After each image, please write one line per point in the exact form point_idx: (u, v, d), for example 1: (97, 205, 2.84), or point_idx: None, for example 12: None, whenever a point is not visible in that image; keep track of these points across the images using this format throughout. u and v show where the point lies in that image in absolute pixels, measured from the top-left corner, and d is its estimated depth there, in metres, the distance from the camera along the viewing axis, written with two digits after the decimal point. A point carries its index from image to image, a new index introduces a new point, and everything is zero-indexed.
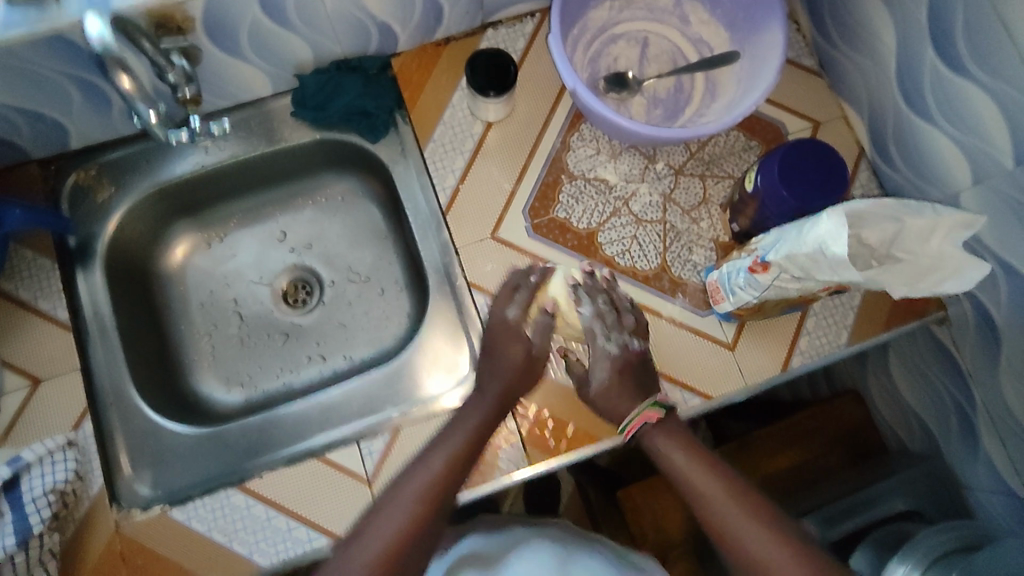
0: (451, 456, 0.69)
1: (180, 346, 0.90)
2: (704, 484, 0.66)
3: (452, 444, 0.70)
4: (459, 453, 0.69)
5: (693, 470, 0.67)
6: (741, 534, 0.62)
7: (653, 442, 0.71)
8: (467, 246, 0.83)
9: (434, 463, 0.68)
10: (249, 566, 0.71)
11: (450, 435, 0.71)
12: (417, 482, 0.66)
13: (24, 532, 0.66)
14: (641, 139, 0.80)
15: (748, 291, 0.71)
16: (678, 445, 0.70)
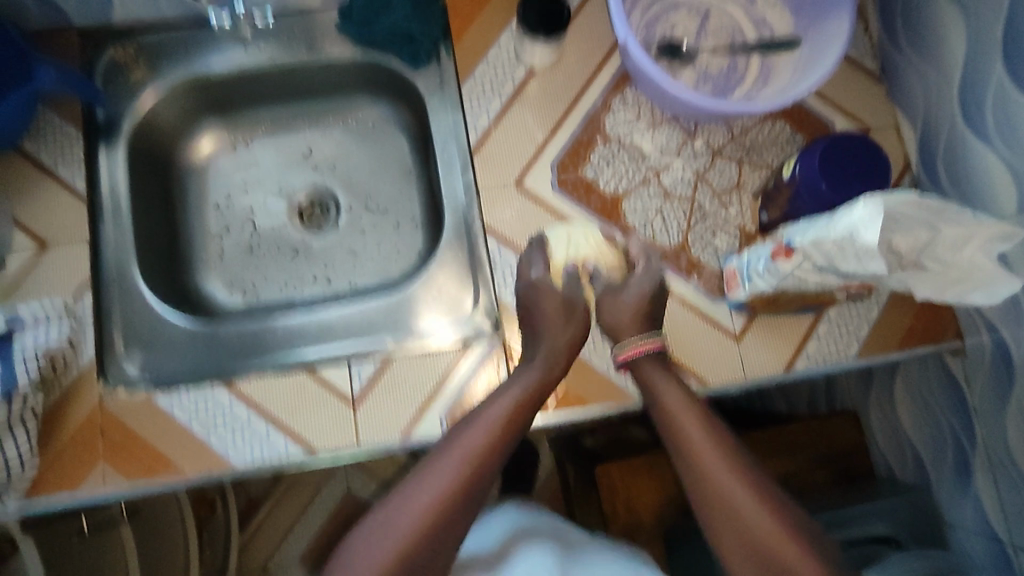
0: (475, 445, 0.66)
1: (190, 241, 0.90)
2: (693, 435, 0.67)
3: (481, 429, 0.67)
4: (494, 427, 0.68)
5: (682, 419, 0.69)
6: (718, 487, 0.64)
7: (645, 373, 0.72)
8: (489, 190, 0.82)
9: (465, 451, 0.66)
10: (223, 463, 0.72)
11: (489, 411, 0.69)
12: (450, 460, 0.65)
13: (9, 387, 0.67)
14: (683, 106, 0.78)
15: (766, 279, 0.69)
16: (672, 387, 0.71)
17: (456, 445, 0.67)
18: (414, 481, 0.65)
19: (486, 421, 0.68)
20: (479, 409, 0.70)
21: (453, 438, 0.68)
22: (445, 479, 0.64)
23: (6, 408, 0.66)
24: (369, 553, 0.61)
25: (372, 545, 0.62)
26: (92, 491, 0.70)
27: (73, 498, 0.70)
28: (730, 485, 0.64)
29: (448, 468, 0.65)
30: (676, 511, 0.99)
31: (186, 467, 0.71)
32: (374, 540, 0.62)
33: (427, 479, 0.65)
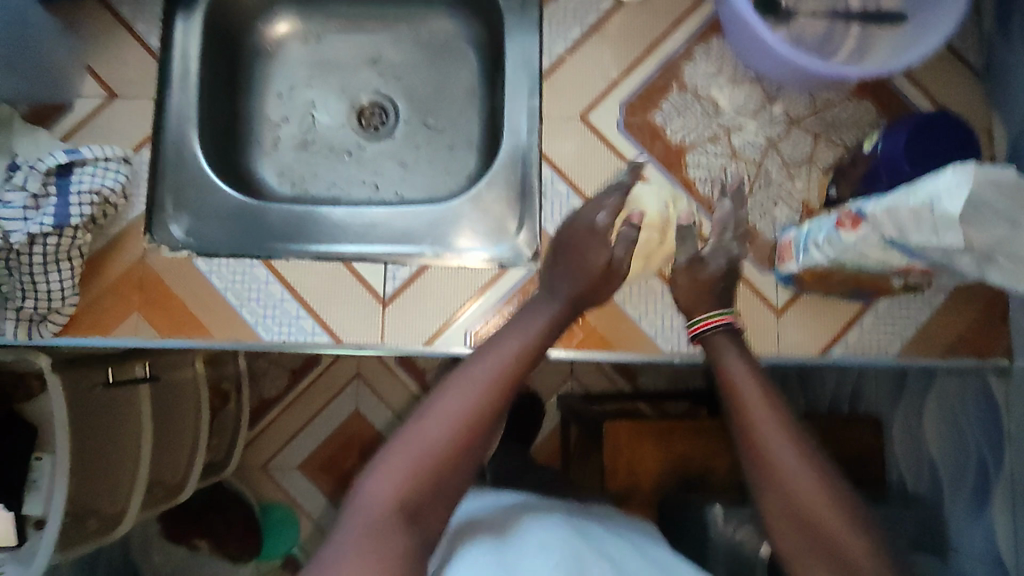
0: (495, 370, 0.64)
1: (248, 124, 0.91)
2: (757, 405, 0.64)
3: (503, 355, 0.65)
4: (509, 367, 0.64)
5: (749, 390, 0.65)
6: (783, 458, 0.60)
7: (715, 344, 0.70)
8: (553, 119, 0.80)
9: (486, 376, 0.63)
10: (250, 335, 0.73)
11: (503, 350, 0.66)
12: (462, 392, 0.62)
13: (61, 219, 0.68)
14: (777, 62, 0.75)
15: (823, 251, 0.67)
16: (738, 354, 0.69)
17: (469, 377, 0.63)
18: (429, 405, 0.62)
19: (501, 358, 0.65)
20: (494, 342, 0.67)
21: (464, 370, 0.64)
22: (458, 409, 0.61)
23: (57, 240, 0.68)
24: (387, 472, 0.58)
25: (389, 465, 0.59)
26: (123, 338, 0.72)
27: (105, 341, 0.72)
28: (793, 459, 0.60)
29: (464, 400, 0.61)
30: (678, 482, 0.95)
31: (216, 333, 0.73)
32: (394, 460, 0.59)
33: (448, 401, 0.61)
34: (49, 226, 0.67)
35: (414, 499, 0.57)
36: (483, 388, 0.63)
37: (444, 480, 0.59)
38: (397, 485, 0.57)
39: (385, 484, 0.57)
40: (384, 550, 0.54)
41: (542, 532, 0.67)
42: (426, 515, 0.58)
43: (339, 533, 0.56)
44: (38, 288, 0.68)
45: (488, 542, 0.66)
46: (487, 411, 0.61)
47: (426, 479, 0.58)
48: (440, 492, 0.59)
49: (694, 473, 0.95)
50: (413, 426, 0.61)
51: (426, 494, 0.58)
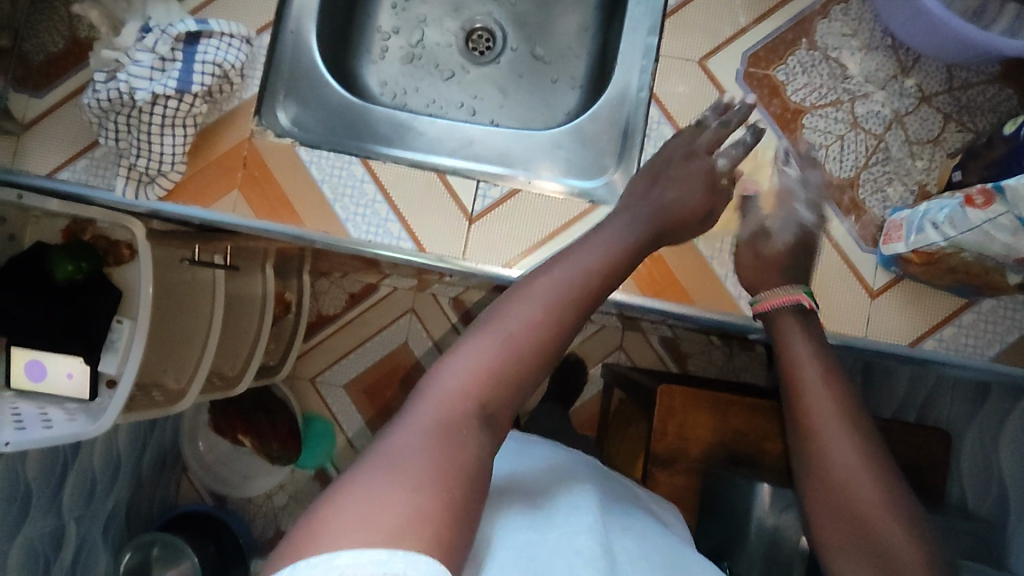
0: (579, 273, 0.60)
1: (361, 31, 0.91)
2: (813, 380, 0.65)
3: (585, 261, 0.62)
4: (590, 275, 0.61)
5: (811, 373, 0.65)
6: (837, 454, 0.60)
7: (780, 325, 0.70)
8: (670, 59, 0.77)
9: (568, 276, 0.60)
10: (340, 230, 0.75)
11: (582, 259, 0.62)
12: (543, 291, 0.58)
13: (184, 84, 0.71)
14: (933, 27, 0.71)
15: (943, 230, 0.64)
16: (805, 336, 0.68)
17: (550, 277, 0.60)
18: (506, 303, 0.58)
19: (582, 265, 0.61)
20: (573, 250, 0.64)
21: (545, 271, 0.61)
22: (537, 310, 0.56)
23: (175, 104, 0.72)
24: (462, 364, 0.53)
25: (464, 357, 0.54)
26: (220, 212, 0.75)
27: (203, 212, 0.75)
28: (846, 453, 0.60)
29: (546, 302, 0.57)
30: (724, 456, 0.90)
31: (307, 221, 0.75)
32: (471, 354, 0.54)
33: (528, 295, 0.57)
34: (171, 89, 0.71)
35: (488, 398, 0.52)
36: (568, 287, 0.59)
37: (517, 380, 0.54)
38: (472, 380, 0.52)
39: (459, 377, 0.52)
40: (453, 449, 0.48)
41: (577, 497, 0.59)
42: (497, 416, 0.53)
43: (404, 421, 0.50)
44: (153, 149, 0.73)
45: (520, 508, 0.56)
46: (566, 317, 0.57)
47: (502, 376, 0.53)
48: (511, 393, 0.54)
49: (744, 449, 0.89)
50: (490, 322, 0.56)
51: (500, 391, 0.53)
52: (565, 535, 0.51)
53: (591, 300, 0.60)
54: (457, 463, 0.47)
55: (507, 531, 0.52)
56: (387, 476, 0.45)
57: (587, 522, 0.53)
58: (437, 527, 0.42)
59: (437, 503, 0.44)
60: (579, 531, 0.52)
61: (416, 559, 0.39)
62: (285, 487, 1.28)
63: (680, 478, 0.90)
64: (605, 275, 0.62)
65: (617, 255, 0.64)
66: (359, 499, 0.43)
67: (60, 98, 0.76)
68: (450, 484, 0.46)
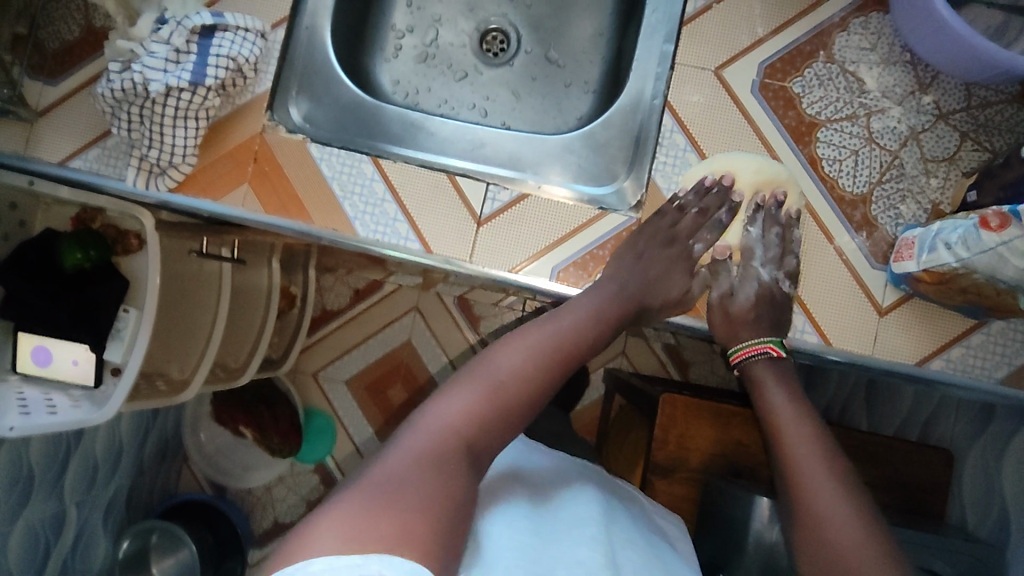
0: (559, 332, 0.65)
1: (376, 29, 0.91)
2: (789, 417, 0.70)
3: (566, 321, 0.67)
4: (571, 336, 0.65)
5: (786, 414, 0.71)
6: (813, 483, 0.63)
7: (754, 373, 0.76)
8: (685, 67, 0.77)
9: (549, 335, 0.65)
10: (348, 229, 0.75)
11: (564, 321, 0.67)
12: (528, 347, 0.62)
13: (198, 78, 0.71)
14: (955, 46, 0.70)
15: (955, 251, 0.64)
16: (778, 382, 0.74)
17: (534, 334, 0.64)
18: (494, 355, 0.61)
19: (562, 326, 0.66)
20: (556, 313, 0.68)
21: (530, 330, 0.65)
22: (523, 362, 0.61)
23: (189, 96, 0.72)
24: (452, 404, 0.56)
25: (452, 399, 0.57)
26: (229, 206, 0.75)
27: (212, 204, 0.75)
28: (821, 479, 0.63)
29: (530, 356, 0.61)
30: (725, 467, 0.89)
31: (315, 219, 0.75)
32: (461, 397, 0.57)
33: (512, 349, 0.62)
34: (185, 82, 0.71)
35: (475, 438, 0.54)
36: (548, 346, 0.63)
37: (503, 427, 0.57)
38: (461, 419, 0.55)
39: (449, 416, 0.55)
40: (442, 479, 0.49)
41: (580, 504, 0.58)
42: (482, 458, 0.54)
43: (393, 451, 0.52)
44: (165, 140, 0.73)
45: (520, 502, 0.58)
46: (548, 373, 0.61)
47: (489, 418, 0.56)
48: (497, 437, 0.56)
49: (746, 463, 0.89)
50: (479, 370, 0.60)
51: (487, 434, 0.55)
52: (566, 547, 0.51)
53: (570, 360, 0.64)
54: (444, 492, 0.48)
55: (506, 534, 0.52)
56: (375, 498, 0.46)
57: (589, 533, 0.53)
58: (425, 544, 0.43)
59: (425, 523, 0.45)
60: (581, 542, 0.52)
61: (392, 560, 0.40)
62: (284, 480, 1.28)
63: (679, 487, 0.89)
64: (584, 341, 0.67)
65: (595, 320, 0.69)
66: (346, 517, 0.44)
67: (75, 86, 0.76)
68: (438, 510, 0.47)
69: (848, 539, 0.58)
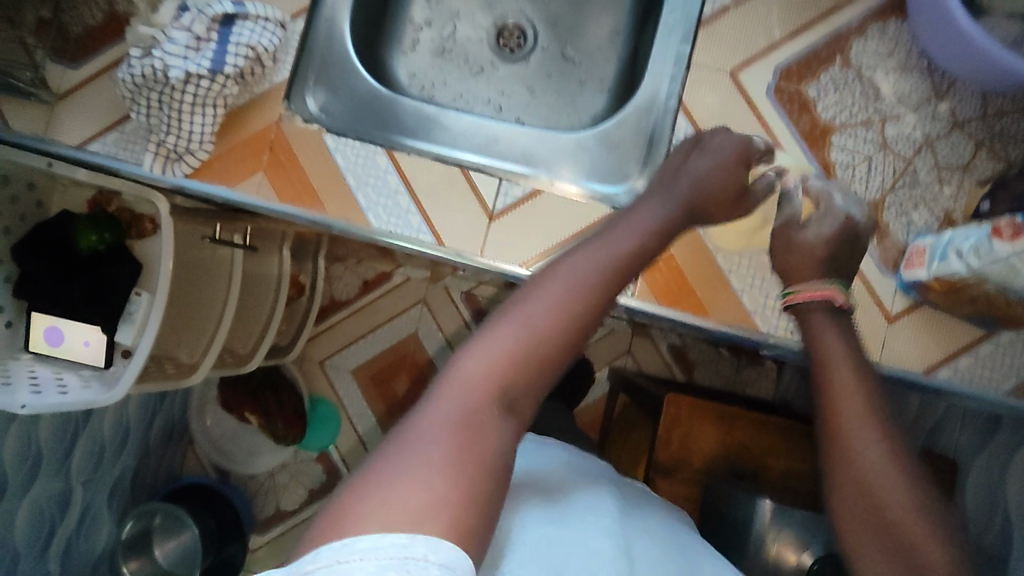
0: (608, 257, 0.58)
1: (394, 22, 0.92)
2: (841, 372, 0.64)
3: (614, 245, 0.60)
4: (619, 259, 0.59)
5: (839, 367, 0.64)
6: (861, 450, 0.58)
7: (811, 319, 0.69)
8: (701, 68, 0.77)
9: (597, 261, 0.58)
10: (361, 219, 0.75)
11: (611, 243, 0.60)
12: (569, 273, 0.56)
13: (217, 65, 0.73)
14: (973, 56, 0.71)
15: (967, 260, 0.64)
16: (834, 331, 0.68)
17: (580, 260, 0.57)
18: (531, 285, 0.56)
19: (611, 251, 0.59)
20: (604, 234, 0.61)
21: (574, 253, 0.59)
22: (563, 293, 0.54)
23: (207, 83, 0.73)
24: (489, 348, 0.51)
25: (490, 341, 0.52)
26: (244, 193, 0.75)
27: (227, 191, 0.75)
28: (872, 448, 0.58)
29: (573, 285, 0.55)
30: (727, 468, 0.88)
31: (329, 209, 0.75)
32: (494, 337, 0.52)
33: (557, 278, 0.55)
34: (204, 69, 0.72)
35: (511, 380, 0.50)
36: (596, 273, 0.57)
37: (542, 364, 0.52)
38: (495, 363, 0.51)
39: (481, 359, 0.51)
40: (473, 440, 0.47)
41: (592, 492, 0.60)
42: (519, 400, 0.51)
43: (425, 408, 0.49)
44: (182, 126, 0.74)
45: (542, 499, 0.57)
46: (598, 300, 0.55)
47: (526, 358, 0.51)
48: (536, 376, 0.52)
49: (747, 464, 0.88)
50: (515, 303, 0.55)
51: (523, 375, 0.51)
52: (586, 535, 0.53)
53: (622, 283, 0.58)
54: (474, 452, 0.46)
55: (527, 525, 0.53)
56: (406, 465, 0.44)
57: (605, 524, 0.55)
58: (453, 518, 0.42)
59: (454, 494, 0.44)
60: (599, 532, 0.54)
61: (438, 547, 0.41)
62: (287, 466, 1.30)
63: (681, 488, 0.88)
64: (633, 256, 0.60)
65: (646, 241, 0.63)
66: (382, 487, 0.43)
67: (95, 70, 0.77)
68: (467, 475, 0.45)
69: (896, 506, 0.54)
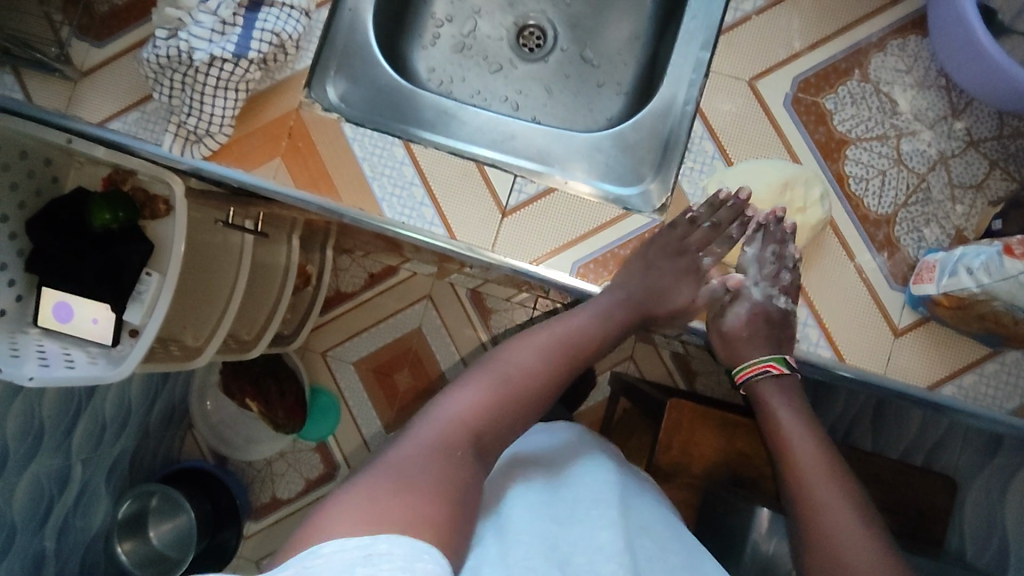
0: (568, 335, 0.69)
1: (416, 16, 0.93)
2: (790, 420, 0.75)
3: (574, 325, 0.70)
4: (578, 340, 0.69)
5: (788, 421, 0.75)
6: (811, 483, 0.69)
7: (766, 382, 0.79)
8: (720, 75, 0.77)
9: (558, 339, 0.68)
10: (375, 209, 0.76)
11: (571, 323, 0.71)
12: (540, 346, 0.66)
13: (242, 50, 0.73)
14: (987, 80, 0.72)
15: (977, 276, 0.65)
16: (779, 391, 0.77)
17: (544, 337, 0.68)
18: (506, 353, 0.64)
19: (570, 330, 0.70)
20: (566, 314, 0.72)
21: (541, 330, 0.69)
22: (535, 362, 0.64)
23: (231, 68, 0.73)
24: (466, 396, 0.58)
25: (466, 391, 0.59)
26: (261, 178, 0.76)
27: (243, 175, 0.76)
28: (818, 479, 0.69)
29: (541, 357, 0.65)
30: (726, 476, 0.88)
31: (344, 197, 0.76)
32: (474, 391, 0.59)
33: (524, 349, 0.65)
34: (228, 53, 0.72)
35: (487, 429, 0.57)
36: (557, 348, 0.67)
37: (512, 420, 0.60)
38: (474, 413, 0.57)
39: (462, 409, 0.57)
40: (452, 469, 0.52)
41: (597, 482, 0.60)
42: (491, 449, 0.57)
43: (407, 442, 0.54)
44: (203, 109, 0.74)
45: (541, 497, 0.58)
46: (557, 373, 0.65)
47: (501, 413, 0.59)
48: (506, 430, 0.59)
49: (746, 472, 0.88)
50: (493, 365, 0.63)
51: (498, 426, 0.58)
52: (586, 530, 0.53)
53: (576, 362, 0.68)
54: (456, 479, 0.51)
55: (522, 515, 0.55)
56: (396, 485, 0.48)
57: (607, 516, 0.54)
58: (436, 529, 0.46)
59: (436, 512, 0.47)
60: (600, 527, 0.53)
61: (400, 540, 0.43)
62: (285, 455, 1.30)
63: (680, 492, 0.88)
64: (589, 340, 0.71)
65: (602, 326, 0.72)
66: (373, 501, 0.46)
67: (121, 49, 0.78)
68: (448, 496, 0.49)
69: (843, 531, 0.64)
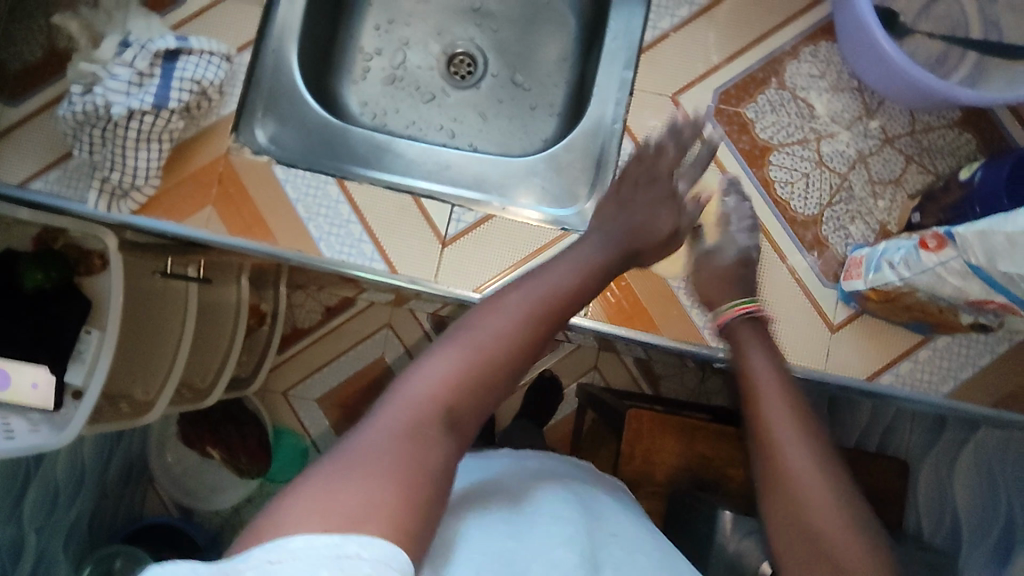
0: (549, 289, 0.60)
1: (346, 52, 0.93)
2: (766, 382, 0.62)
3: (558, 278, 0.61)
4: (558, 290, 0.60)
5: (770, 384, 0.62)
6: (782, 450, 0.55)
7: (738, 334, 0.69)
8: (643, 93, 0.80)
9: (538, 295, 0.58)
10: (314, 249, 0.75)
11: (554, 278, 0.61)
12: (519, 306, 0.56)
13: (162, 101, 0.72)
14: (892, 79, 0.75)
15: (897, 270, 0.67)
16: (764, 348, 0.66)
17: (523, 294, 0.58)
18: (472, 318, 0.55)
19: (552, 284, 0.60)
20: (545, 270, 0.63)
21: (518, 287, 0.60)
22: (508, 324, 0.55)
23: (151, 120, 0.72)
24: (434, 368, 0.50)
25: (432, 364, 0.51)
26: (193, 227, 0.75)
27: (175, 227, 0.75)
28: (795, 447, 0.56)
29: (515, 315, 0.55)
30: (690, 481, 0.89)
31: (281, 240, 0.75)
32: (442, 362, 0.51)
33: (502, 310, 0.56)
34: (148, 105, 0.71)
35: (457, 403, 0.49)
36: (535, 305, 0.57)
37: (485, 390, 0.51)
38: (439, 389, 0.49)
39: (426, 386, 0.49)
40: (415, 453, 0.45)
41: (558, 502, 0.59)
42: (464, 422, 0.50)
43: (370, 424, 0.47)
44: (126, 163, 0.73)
45: (499, 517, 0.56)
46: (539, 336, 0.56)
47: (472, 385, 0.50)
48: (483, 401, 0.51)
49: (709, 476, 0.88)
50: (461, 333, 0.54)
51: (468, 400, 0.50)
52: (544, 545, 0.52)
53: (558, 320, 0.59)
54: (422, 463, 0.44)
55: (484, 542, 0.52)
56: (356, 471, 0.42)
57: (568, 531, 0.53)
58: (395, 517, 0.40)
59: (395, 498, 0.41)
60: (561, 539, 0.52)
61: (370, 542, 0.37)
62: (252, 500, 1.26)
63: (646, 502, 0.88)
64: (574, 293, 0.61)
65: (587, 277, 0.64)
66: (329, 489, 0.41)
67: (37, 106, 0.76)
68: (411, 483, 0.43)
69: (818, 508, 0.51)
